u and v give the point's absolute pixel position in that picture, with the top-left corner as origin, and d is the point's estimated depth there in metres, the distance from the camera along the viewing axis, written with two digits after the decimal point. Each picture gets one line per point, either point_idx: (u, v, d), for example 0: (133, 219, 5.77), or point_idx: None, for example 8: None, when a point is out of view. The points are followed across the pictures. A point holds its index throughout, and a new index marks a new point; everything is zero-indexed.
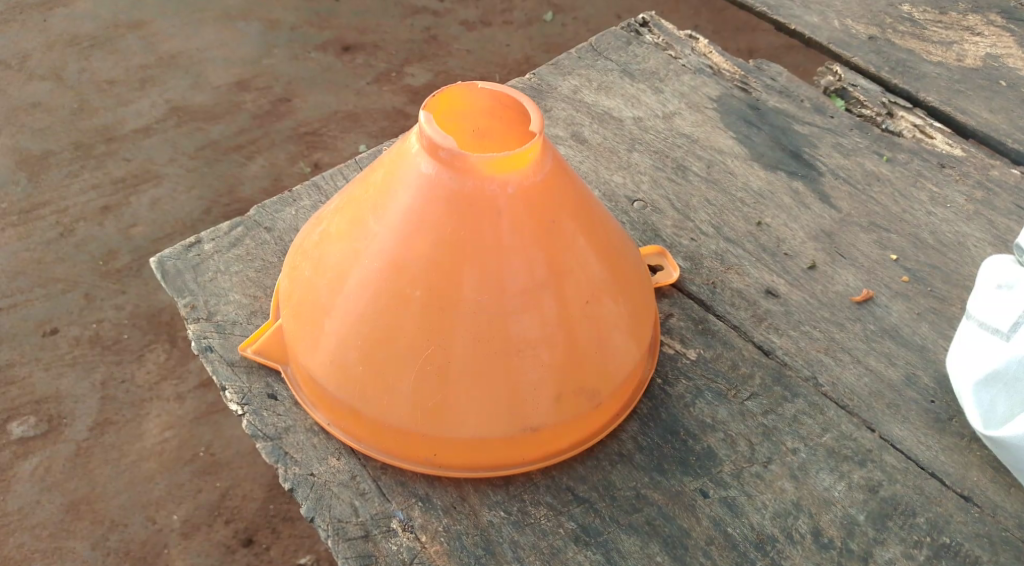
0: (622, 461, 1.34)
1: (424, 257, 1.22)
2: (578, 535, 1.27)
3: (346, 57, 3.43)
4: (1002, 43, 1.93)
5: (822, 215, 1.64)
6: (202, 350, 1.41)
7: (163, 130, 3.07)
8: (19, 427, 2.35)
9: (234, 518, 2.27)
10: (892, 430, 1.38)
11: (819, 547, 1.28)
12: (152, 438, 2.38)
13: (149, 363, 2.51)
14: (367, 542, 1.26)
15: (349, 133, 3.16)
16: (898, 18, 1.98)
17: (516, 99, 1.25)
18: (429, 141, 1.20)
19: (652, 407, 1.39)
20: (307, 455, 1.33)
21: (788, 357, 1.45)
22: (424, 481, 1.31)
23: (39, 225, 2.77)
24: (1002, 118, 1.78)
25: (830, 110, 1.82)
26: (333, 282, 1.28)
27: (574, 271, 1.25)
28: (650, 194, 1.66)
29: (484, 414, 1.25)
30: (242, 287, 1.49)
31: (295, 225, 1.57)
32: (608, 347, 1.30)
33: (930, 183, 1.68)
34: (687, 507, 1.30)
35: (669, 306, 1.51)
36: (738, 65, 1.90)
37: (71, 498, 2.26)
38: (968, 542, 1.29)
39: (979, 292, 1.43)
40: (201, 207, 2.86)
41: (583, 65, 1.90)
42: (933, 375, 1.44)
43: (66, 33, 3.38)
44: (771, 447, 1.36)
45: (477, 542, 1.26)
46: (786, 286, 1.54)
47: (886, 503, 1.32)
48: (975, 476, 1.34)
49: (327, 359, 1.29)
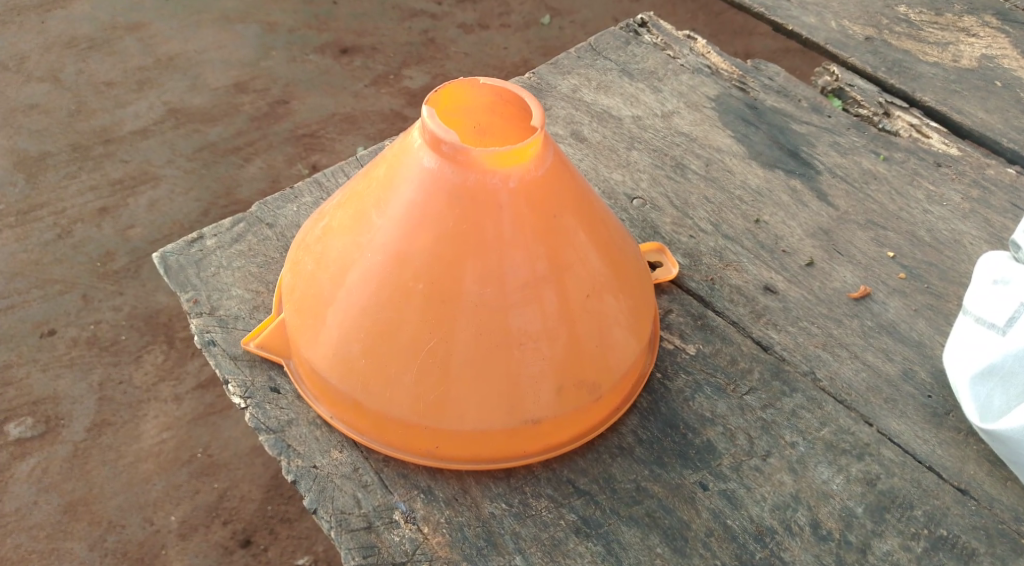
0: (623, 453, 1.35)
1: (426, 250, 1.22)
2: (579, 527, 1.28)
3: (344, 59, 3.44)
4: (997, 44, 1.95)
5: (820, 213, 1.66)
6: (205, 345, 1.42)
7: (161, 132, 3.07)
8: (16, 428, 2.35)
9: (232, 518, 2.28)
10: (890, 425, 1.39)
11: (818, 539, 1.29)
12: (150, 439, 2.38)
13: (147, 364, 2.51)
14: (369, 534, 1.27)
15: (347, 135, 3.17)
16: (894, 19, 2.00)
17: (518, 95, 1.26)
18: (431, 135, 1.21)
19: (652, 401, 1.40)
20: (310, 447, 1.33)
21: (787, 353, 1.46)
22: (426, 473, 1.32)
23: (37, 227, 2.77)
24: (997, 119, 1.79)
25: (827, 109, 1.83)
26: (336, 276, 1.29)
27: (575, 265, 1.26)
28: (649, 191, 1.67)
29: (485, 407, 1.26)
30: (244, 282, 1.50)
31: (297, 221, 1.58)
32: (609, 341, 1.31)
33: (927, 182, 1.69)
34: (686, 500, 1.31)
35: (668, 302, 1.52)
36: (736, 65, 1.92)
37: (69, 499, 2.26)
38: (966, 534, 1.30)
39: (975, 288, 1.44)
40: (199, 209, 2.87)
41: (582, 65, 1.91)
42: (930, 370, 1.45)
43: (64, 35, 3.39)
44: (769, 441, 1.37)
45: (479, 533, 1.27)
46: (785, 283, 1.55)
47: (884, 496, 1.33)
48: (972, 470, 1.35)
49: (330, 352, 1.30)
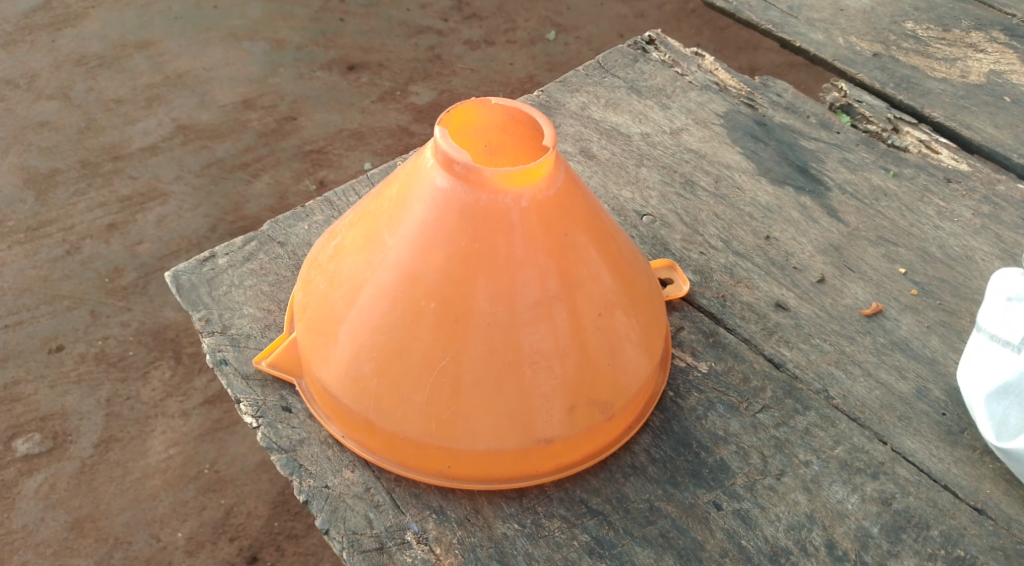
0: (636, 473, 1.34)
1: (438, 270, 1.22)
2: (592, 547, 1.27)
3: (351, 76, 3.45)
4: (1005, 60, 1.95)
5: (830, 229, 1.65)
6: (217, 363, 1.42)
7: (169, 149, 3.08)
8: (24, 445, 2.35)
9: (238, 535, 2.27)
10: (904, 443, 1.39)
11: (834, 559, 1.28)
12: (157, 455, 2.37)
13: (154, 380, 2.51)
14: (381, 555, 1.26)
15: (354, 151, 3.18)
16: (901, 36, 2.00)
17: (530, 115, 1.26)
18: (444, 155, 1.21)
19: (665, 419, 1.40)
20: (322, 467, 1.33)
21: (799, 370, 1.46)
22: (438, 493, 1.31)
23: (46, 243, 2.78)
24: (1007, 134, 1.79)
25: (836, 125, 1.83)
26: (347, 295, 1.29)
27: (586, 284, 1.26)
28: (659, 208, 1.67)
29: (497, 427, 1.25)
30: (256, 300, 1.50)
31: (308, 240, 1.58)
32: (620, 360, 1.30)
33: (937, 198, 1.69)
34: (700, 520, 1.30)
35: (679, 319, 1.52)
36: (744, 82, 1.92)
37: (76, 516, 2.25)
38: (984, 554, 1.29)
39: (989, 304, 1.44)
40: (207, 225, 2.87)
41: (591, 83, 1.91)
42: (944, 387, 1.44)
43: (74, 53, 3.41)
44: (783, 460, 1.36)
45: (491, 554, 1.27)
46: (796, 300, 1.55)
47: (900, 515, 1.32)
48: (988, 489, 1.35)
49: (342, 372, 1.30)
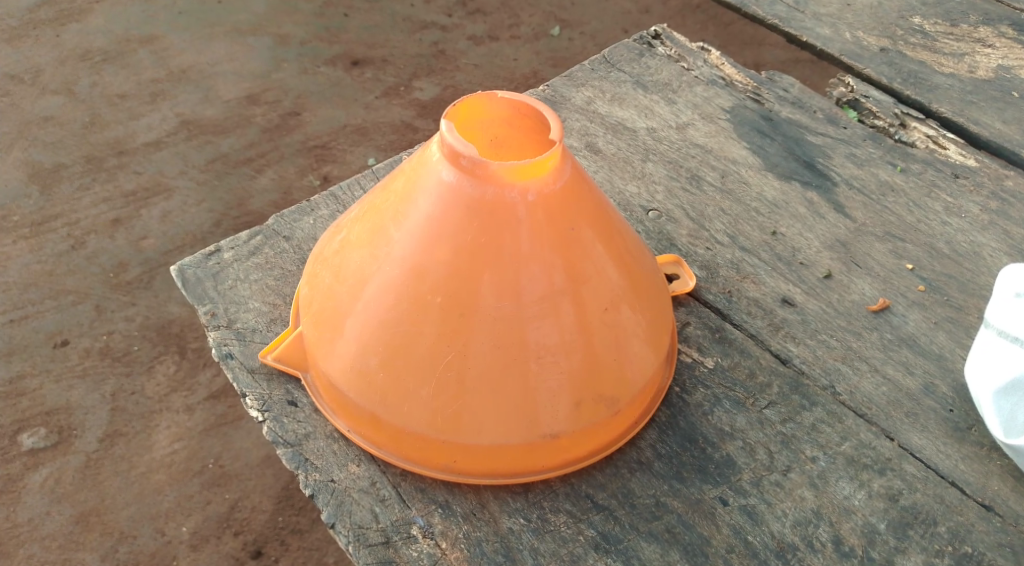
0: (641, 468, 1.34)
1: (443, 265, 1.22)
2: (598, 542, 1.27)
3: (355, 71, 3.45)
4: (1013, 54, 1.94)
5: (836, 224, 1.64)
6: (222, 358, 1.42)
7: (173, 144, 3.08)
8: (29, 439, 2.35)
9: (242, 530, 2.26)
10: (911, 439, 1.38)
11: (841, 555, 1.28)
12: (161, 450, 2.37)
13: (159, 375, 2.51)
14: (387, 549, 1.26)
15: (358, 147, 3.18)
16: (909, 30, 1.99)
17: (536, 108, 1.26)
18: (450, 149, 1.21)
19: (671, 415, 1.39)
20: (328, 461, 1.33)
21: (806, 366, 1.45)
22: (443, 488, 1.31)
23: (51, 238, 2.78)
24: (1014, 129, 1.78)
25: (842, 121, 1.82)
26: (353, 289, 1.29)
27: (593, 279, 1.25)
28: (665, 203, 1.67)
29: (501, 422, 1.25)
30: (262, 294, 1.49)
31: (314, 234, 1.58)
32: (627, 354, 1.30)
33: (944, 194, 1.68)
34: (706, 516, 1.30)
35: (685, 315, 1.51)
36: (750, 76, 1.91)
37: (81, 510, 2.26)
38: (991, 551, 1.29)
39: (997, 300, 1.43)
40: (211, 220, 2.87)
41: (596, 77, 1.90)
42: (951, 383, 1.44)
43: (78, 48, 3.41)
44: (790, 456, 1.36)
45: (497, 549, 1.26)
46: (803, 295, 1.54)
47: (907, 512, 1.32)
48: (996, 485, 1.34)
49: (348, 367, 1.29)
